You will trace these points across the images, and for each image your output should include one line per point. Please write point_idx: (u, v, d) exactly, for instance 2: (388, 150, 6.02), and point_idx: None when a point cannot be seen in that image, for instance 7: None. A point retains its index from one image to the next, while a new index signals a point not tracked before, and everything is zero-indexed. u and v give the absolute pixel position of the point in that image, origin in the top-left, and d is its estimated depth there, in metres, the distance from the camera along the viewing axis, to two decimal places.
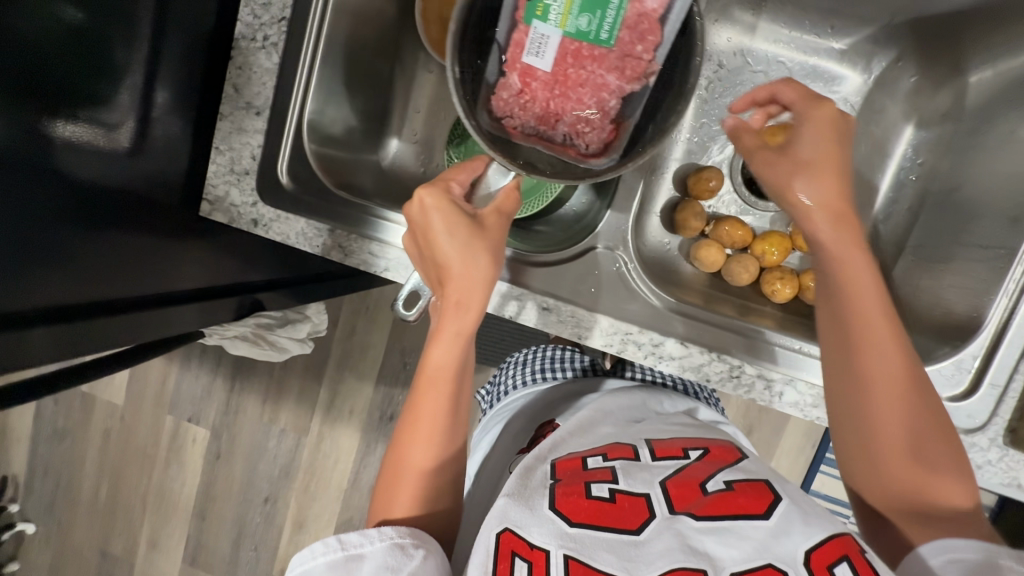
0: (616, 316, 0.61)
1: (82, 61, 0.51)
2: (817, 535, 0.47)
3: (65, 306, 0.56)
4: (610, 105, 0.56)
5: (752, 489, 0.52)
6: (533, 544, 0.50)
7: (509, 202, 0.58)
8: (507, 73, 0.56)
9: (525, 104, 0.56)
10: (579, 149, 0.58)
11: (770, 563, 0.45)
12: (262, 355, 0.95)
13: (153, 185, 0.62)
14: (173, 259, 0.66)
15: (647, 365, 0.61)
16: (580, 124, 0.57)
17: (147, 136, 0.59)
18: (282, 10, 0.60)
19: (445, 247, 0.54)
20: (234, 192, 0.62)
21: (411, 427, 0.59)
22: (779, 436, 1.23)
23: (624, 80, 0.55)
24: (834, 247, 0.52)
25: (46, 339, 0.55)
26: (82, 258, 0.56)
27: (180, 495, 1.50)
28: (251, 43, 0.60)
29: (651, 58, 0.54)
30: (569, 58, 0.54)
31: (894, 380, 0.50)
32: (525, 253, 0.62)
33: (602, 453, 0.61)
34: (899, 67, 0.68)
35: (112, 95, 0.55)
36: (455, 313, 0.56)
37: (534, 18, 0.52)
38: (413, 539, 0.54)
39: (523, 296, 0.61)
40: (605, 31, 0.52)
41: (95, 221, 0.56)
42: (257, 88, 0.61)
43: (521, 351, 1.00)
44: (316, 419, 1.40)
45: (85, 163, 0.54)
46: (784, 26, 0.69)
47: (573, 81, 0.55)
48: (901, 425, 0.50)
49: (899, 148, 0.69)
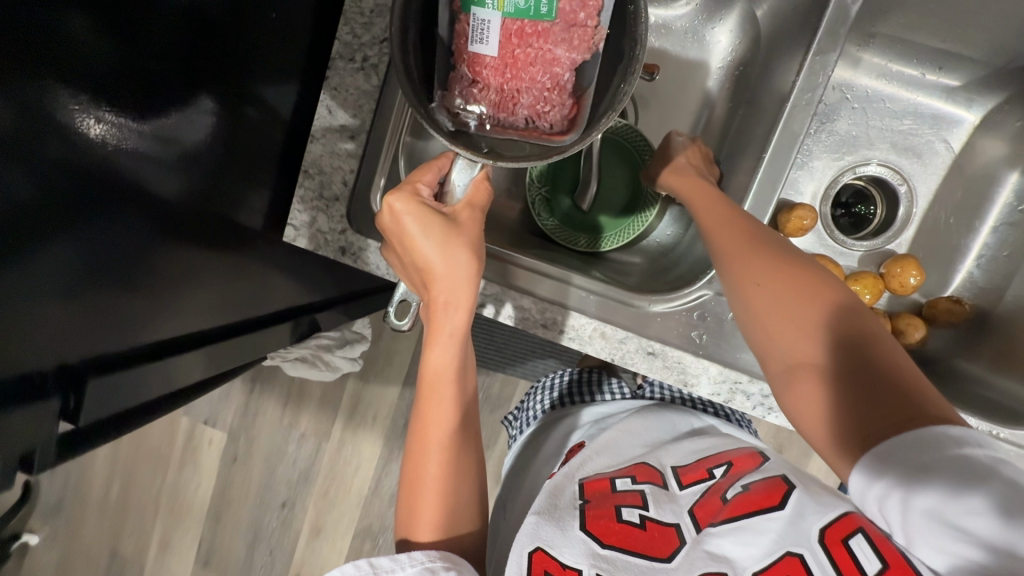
0: (724, 364, 0.62)
1: (122, 59, 0.45)
2: (831, 513, 0.45)
3: (102, 357, 0.53)
4: (565, 78, 0.55)
5: (766, 485, 0.50)
6: (564, 563, 0.49)
7: (480, 195, 0.57)
8: (456, 66, 0.55)
9: (480, 96, 0.55)
10: (542, 129, 0.56)
11: (789, 551, 0.43)
12: (318, 374, 0.96)
13: (200, 203, 0.56)
14: (195, 275, 0.59)
15: (756, 415, 0.62)
16: (540, 104, 0.55)
17: (193, 149, 0.54)
18: (383, 30, 0.59)
19: (425, 250, 0.53)
20: (322, 218, 0.61)
21: (426, 440, 0.59)
22: (810, 456, 1.14)
23: (573, 51, 0.54)
24: (697, 205, 0.58)
25: (96, 391, 0.54)
26: (104, 298, 0.51)
27: (194, 498, 1.43)
28: (348, 64, 0.59)
29: (595, 23, 0.53)
30: (515, 39, 0.54)
31: (777, 294, 0.50)
32: (504, 250, 0.62)
33: (630, 475, 0.59)
34: (1005, 111, 0.67)
35: (166, 110, 0.50)
36: (447, 315, 0.56)
37: (472, 6, 0.52)
38: (444, 563, 0.52)
39: (505, 293, 0.62)
40: (544, 4, 0.52)
41: (134, 260, 0.52)
42: (353, 111, 0.60)
43: (548, 374, 0.95)
44: (338, 424, 1.35)
45: (126, 172, 0.48)
46: (891, 62, 0.69)
47: (523, 61, 0.54)
48: (800, 318, 0.48)
49: (1002, 194, 0.68)
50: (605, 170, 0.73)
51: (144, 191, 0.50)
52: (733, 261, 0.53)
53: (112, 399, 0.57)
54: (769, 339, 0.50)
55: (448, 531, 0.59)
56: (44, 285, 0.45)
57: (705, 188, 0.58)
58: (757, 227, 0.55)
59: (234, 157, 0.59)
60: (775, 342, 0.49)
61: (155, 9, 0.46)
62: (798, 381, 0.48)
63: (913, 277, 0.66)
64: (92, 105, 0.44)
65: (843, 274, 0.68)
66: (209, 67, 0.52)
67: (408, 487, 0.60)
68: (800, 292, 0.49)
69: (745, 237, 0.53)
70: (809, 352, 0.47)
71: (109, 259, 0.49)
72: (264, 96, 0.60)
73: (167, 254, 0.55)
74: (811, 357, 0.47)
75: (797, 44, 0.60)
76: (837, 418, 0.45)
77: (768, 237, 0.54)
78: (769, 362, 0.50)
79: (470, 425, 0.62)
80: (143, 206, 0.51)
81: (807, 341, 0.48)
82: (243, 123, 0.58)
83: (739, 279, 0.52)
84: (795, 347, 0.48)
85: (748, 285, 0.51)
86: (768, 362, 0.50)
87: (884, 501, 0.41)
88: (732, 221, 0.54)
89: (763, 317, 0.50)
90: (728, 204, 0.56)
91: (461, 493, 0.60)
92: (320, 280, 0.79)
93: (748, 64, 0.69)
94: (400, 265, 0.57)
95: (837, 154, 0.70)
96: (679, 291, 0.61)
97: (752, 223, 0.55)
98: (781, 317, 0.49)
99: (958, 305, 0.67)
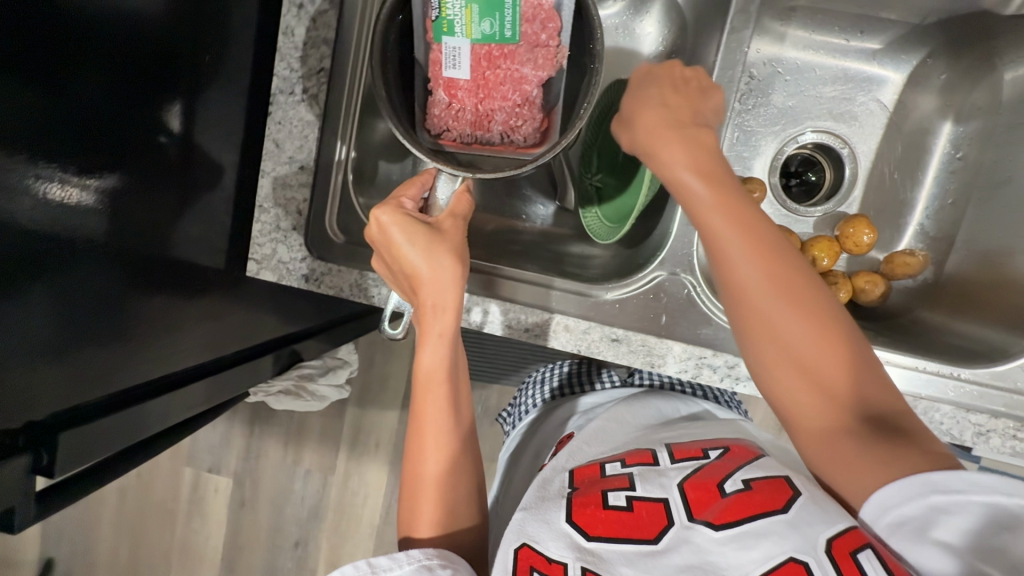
0: (687, 342, 0.63)
1: (53, 112, 0.46)
2: (838, 525, 0.45)
3: (73, 409, 0.54)
4: (534, 94, 0.61)
5: (769, 486, 0.49)
6: (550, 557, 0.50)
7: (462, 205, 0.60)
8: (433, 90, 0.61)
9: (457, 116, 0.61)
10: (518, 143, 0.63)
11: (793, 557, 0.43)
12: (303, 405, 0.97)
13: (151, 245, 0.57)
14: (155, 313, 0.59)
15: (724, 387, 0.63)
16: (512, 120, 0.62)
17: (137, 193, 0.55)
18: (320, 61, 0.61)
19: (411, 258, 0.55)
20: (281, 249, 0.62)
21: (422, 447, 0.60)
22: None
23: (539, 69, 0.59)
24: (697, 202, 0.52)
25: (72, 443, 0.55)
26: (71, 353, 0.52)
27: (207, 550, 1.42)
28: (289, 97, 0.61)
29: (557, 43, 0.59)
30: (484, 62, 0.59)
31: (795, 314, 0.49)
32: (493, 265, 0.65)
33: (620, 459, 0.59)
34: (929, 65, 0.70)
35: (109, 162, 0.51)
36: (436, 317, 0.57)
37: (443, 36, 0.57)
38: (440, 560, 0.53)
39: (486, 302, 0.64)
40: (508, 29, 0.56)
41: (90, 310, 0.52)
42: (299, 142, 0.62)
43: (539, 369, 0.97)
44: (341, 456, 1.35)
45: (71, 224, 0.49)
46: (814, 34, 0.71)
47: (493, 81, 0.59)
48: (810, 360, 0.48)
49: (939, 145, 0.71)
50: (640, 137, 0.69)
51: (88, 239, 0.51)
52: (739, 280, 0.50)
53: (87, 455, 0.57)
54: (784, 372, 0.49)
55: (446, 536, 0.59)
56: (12, 348, 0.47)
57: (704, 167, 0.52)
58: (778, 247, 0.51)
59: (186, 202, 0.60)
60: (781, 374, 0.49)
61: (88, 59, 0.47)
62: (807, 409, 0.49)
63: (866, 236, 0.68)
64: (31, 166, 0.46)
65: (801, 240, 0.70)
66: (148, 112, 0.54)
67: (407, 491, 0.61)
68: (811, 321, 0.49)
69: (759, 258, 0.50)
70: (815, 378, 0.48)
71: (89, 311, 0.52)
72: (211, 136, 0.62)
73: (145, 304, 0.58)
74: (816, 396, 0.48)
75: (719, 25, 0.63)
76: (839, 443, 0.47)
77: (780, 254, 0.50)
78: (768, 387, 0.51)
79: (465, 432, 0.62)
80: (103, 250, 0.52)
81: (812, 382, 0.48)
82: (193, 166, 0.60)
83: (756, 320, 0.50)
84: (799, 383, 0.49)
85: (757, 309, 0.50)
86: (769, 387, 0.51)
87: (901, 527, 0.43)
88: (740, 235, 0.50)
89: (772, 352, 0.50)
90: (732, 199, 0.51)
91: (453, 500, 0.60)
92: (300, 310, 0.80)
93: (679, 51, 0.71)
94: (388, 273, 0.59)
95: (777, 127, 0.72)
96: (633, 279, 0.64)
97: (755, 221, 0.51)
98: (791, 357, 0.49)
99: (913, 257, 0.68)
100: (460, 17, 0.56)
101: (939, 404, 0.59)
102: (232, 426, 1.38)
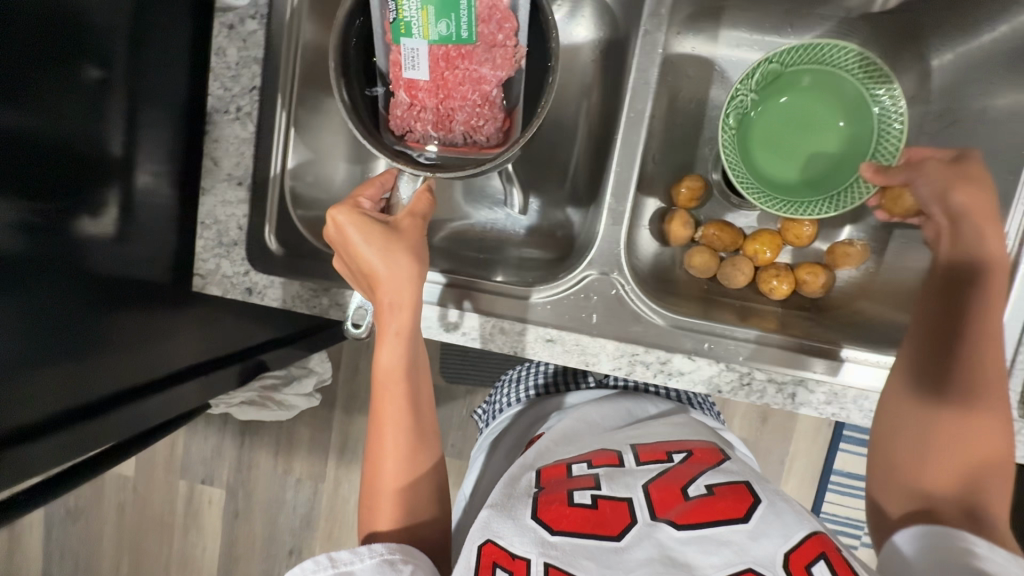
0: (620, 339, 0.64)
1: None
2: (797, 535, 0.46)
3: (39, 421, 0.55)
4: (493, 94, 0.62)
5: (732, 493, 0.51)
6: (514, 553, 0.49)
7: (421, 203, 0.61)
8: (395, 91, 0.62)
9: (419, 116, 0.63)
10: (481, 143, 0.64)
11: (751, 567, 0.44)
12: (272, 414, 1.02)
13: (109, 257, 0.59)
14: (120, 324, 0.61)
15: (657, 382, 0.64)
16: (474, 120, 0.63)
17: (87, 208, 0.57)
18: (251, 79, 0.68)
19: (366, 255, 0.56)
20: (224, 263, 0.71)
21: (381, 448, 0.62)
22: (794, 420, 1.16)
23: (498, 68, 0.61)
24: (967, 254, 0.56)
25: (41, 455, 0.56)
26: (32, 367, 0.54)
27: (204, 561, 1.44)
28: (224, 115, 0.69)
29: (514, 43, 0.60)
30: (443, 63, 0.60)
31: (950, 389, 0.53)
32: (469, 279, 0.66)
33: (587, 460, 0.60)
34: None
35: (43, 181, 0.52)
36: (392, 314, 0.58)
37: (401, 38, 0.59)
38: (402, 555, 0.54)
39: (462, 317, 0.65)
40: (464, 29, 0.58)
41: (47, 326, 0.54)
42: (235, 159, 0.70)
43: (515, 367, 0.97)
44: (330, 463, 1.36)
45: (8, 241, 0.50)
46: (745, 30, 0.73)
47: (452, 81, 0.61)
48: (942, 425, 0.53)
49: None
50: (811, 116, 0.70)
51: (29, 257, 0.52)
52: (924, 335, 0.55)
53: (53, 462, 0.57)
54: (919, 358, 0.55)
55: (409, 532, 0.60)
56: None
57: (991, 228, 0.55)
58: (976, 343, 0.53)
59: (138, 218, 0.62)
60: (904, 417, 0.55)
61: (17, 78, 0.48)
62: (903, 455, 0.54)
63: (806, 227, 0.69)
64: None
65: (744, 235, 0.72)
66: (93, 131, 0.56)
67: (366, 491, 0.63)
68: (963, 401, 0.53)
69: (952, 328, 0.54)
70: (928, 437, 0.53)
71: (48, 322, 0.54)
72: (159, 153, 0.64)
73: (109, 316, 0.60)
74: (919, 450, 0.53)
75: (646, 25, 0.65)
76: (916, 491, 0.53)
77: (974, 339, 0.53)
78: (887, 423, 0.56)
79: (426, 431, 0.63)
80: (55, 265, 0.54)
81: (925, 440, 0.53)
82: (148, 185, 0.63)
83: (915, 358, 0.56)
84: (915, 431, 0.54)
85: (925, 364, 0.55)
86: (886, 424, 0.56)
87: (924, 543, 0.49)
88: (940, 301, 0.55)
89: (910, 401, 0.55)
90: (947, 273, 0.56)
91: (416, 496, 0.62)
92: (267, 321, 0.81)
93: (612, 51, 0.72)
94: (348, 271, 0.61)
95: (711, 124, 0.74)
96: (562, 280, 0.65)
97: (960, 301, 0.55)
98: (928, 415, 0.54)
99: (853, 248, 0.69)
100: (416, 19, 0.58)
101: (868, 394, 0.63)
102: (223, 438, 1.40)
